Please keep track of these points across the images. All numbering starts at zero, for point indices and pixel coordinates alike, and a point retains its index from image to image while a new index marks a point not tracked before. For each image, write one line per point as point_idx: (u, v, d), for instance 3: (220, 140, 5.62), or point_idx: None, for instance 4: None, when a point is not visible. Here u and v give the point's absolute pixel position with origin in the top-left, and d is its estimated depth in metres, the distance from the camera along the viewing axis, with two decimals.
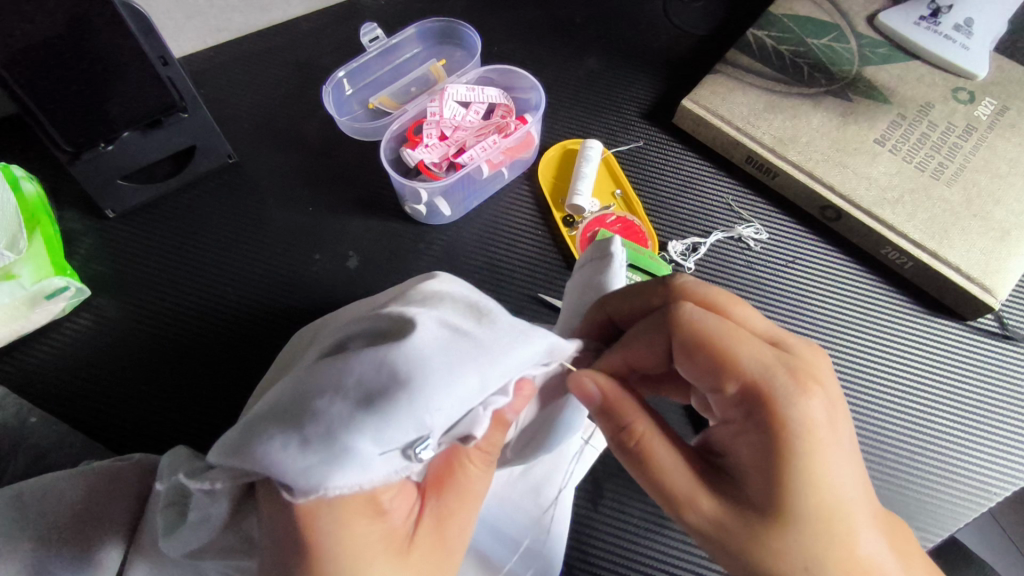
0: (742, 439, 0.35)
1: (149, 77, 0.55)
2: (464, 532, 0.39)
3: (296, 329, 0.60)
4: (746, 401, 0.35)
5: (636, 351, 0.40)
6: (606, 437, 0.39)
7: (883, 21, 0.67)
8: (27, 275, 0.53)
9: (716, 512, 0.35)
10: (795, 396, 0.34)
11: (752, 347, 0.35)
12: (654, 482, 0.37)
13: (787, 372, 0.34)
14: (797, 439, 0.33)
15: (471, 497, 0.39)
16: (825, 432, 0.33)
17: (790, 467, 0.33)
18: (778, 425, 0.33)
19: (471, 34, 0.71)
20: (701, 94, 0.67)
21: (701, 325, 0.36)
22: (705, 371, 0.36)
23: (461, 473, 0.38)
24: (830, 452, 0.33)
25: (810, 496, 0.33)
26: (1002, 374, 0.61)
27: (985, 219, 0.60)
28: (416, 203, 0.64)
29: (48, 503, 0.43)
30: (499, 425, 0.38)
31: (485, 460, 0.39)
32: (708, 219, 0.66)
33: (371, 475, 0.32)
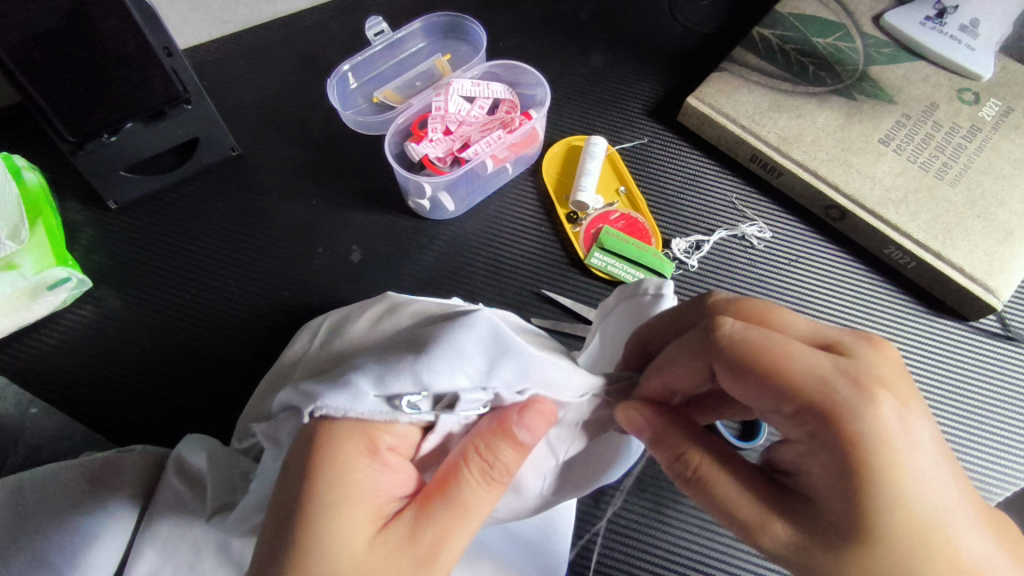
0: (811, 458, 0.34)
1: (153, 68, 0.54)
2: (442, 545, 0.35)
3: (298, 322, 0.60)
4: (809, 420, 0.33)
5: (672, 375, 0.39)
6: (663, 466, 0.40)
7: (889, 22, 0.67)
8: (29, 265, 0.53)
9: (793, 536, 0.35)
10: (863, 407, 0.32)
11: (806, 355, 0.33)
12: (722, 508, 0.37)
13: (848, 381, 0.33)
14: (873, 456, 0.32)
15: (463, 512, 0.36)
16: (900, 440, 0.32)
17: (870, 485, 0.32)
18: (848, 442, 0.32)
19: (477, 29, 0.71)
20: (706, 92, 0.67)
21: (744, 339, 0.35)
22: (759, 393, 0.35)
23: (457, 481, 0.36)
24: (910, 460, 0.32)
25: (894, 513, 0.32)
26: (1004, 374, 0.61)
27: (989, 220, 0.60)
28: (420, 198, 0.64)
29: (49, 494, 0.43)
30: (506, 443, 0.35)
31: (487, 477, 0.36)
32: (712, 218, 0.66)
33: (358, 408, 0.34)
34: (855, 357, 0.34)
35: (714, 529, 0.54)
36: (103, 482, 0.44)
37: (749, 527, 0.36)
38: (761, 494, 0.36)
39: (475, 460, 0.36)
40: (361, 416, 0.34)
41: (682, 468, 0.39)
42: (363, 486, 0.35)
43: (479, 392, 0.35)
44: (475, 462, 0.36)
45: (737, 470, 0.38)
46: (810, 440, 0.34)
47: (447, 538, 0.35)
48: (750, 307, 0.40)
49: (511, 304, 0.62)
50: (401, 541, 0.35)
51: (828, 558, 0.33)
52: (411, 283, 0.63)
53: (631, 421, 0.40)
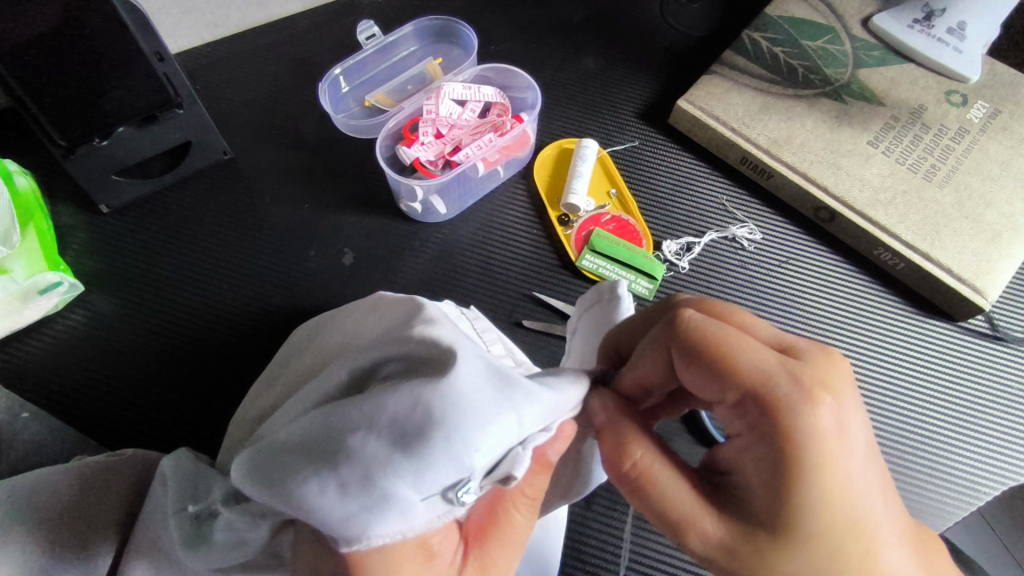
0: (748, 453, 0.35)
1: (146, 73, 0.55)
2: (507, 570, 0.39)
3: (291, 325, 0.60)
4: (751, 411, 0.34)
5: (634, 365, 0.40)
6: (606, 466, 0.38)
7: (878, 25, 0.68)
8: (20, 270, 0.53)
9: (721, 534, 0.34)
10: (802, 404, 0.33)
11: (754, 350, 0.34)
12: (654, 508, 0.36)
13: (791, 379, 0.33)
14: (805, 451, 0.32)
15: (517, 540, 0.39)
16: (835, 442, 0.32)
17: (797, 481, 0.32)
18: (784, 435, 0.32)
19: (468, 33, 0.71)
20: (697, 95, 0.67)
21: (699, 330, 0.35)
22: (707, 384, 0.35)
23: (506, 522, 0.38)
24: (840, 462, 0.32)
25: (821, 514, 0.32)
26: (993, 374, 0.61)
27: (977, 221, 0.60)
28: (412, 201, 0.64)
29: (39, 499, 0.43)
30: (546, 473, 0.39)
31: (531, 506, 0.39)
32: (702, 219, 0.66)
33: (412, 520, 0.31)
34: (804, 358, 0.35)
35: None
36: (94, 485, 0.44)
37: (677, 527, 0.36)
38: (694, 493, 0.36)
39: (521, 501, 0.38)
40: (422, 525, 0.32)
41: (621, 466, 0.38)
42: (432, 571, 0.35)
43: (522, 452, 0.33)
44: (521, 502, 0.38)
45: (676, 468, 0.37)
46: (749, 430, 0.34)
47: (509, 564, 0.39)
48: (715, 305, 0.40)
49: (503, 306, 0.62)
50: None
51: (753, 558, 0.33)
52: (404, 286, 0.63)
53: (585, 408, 0.40)
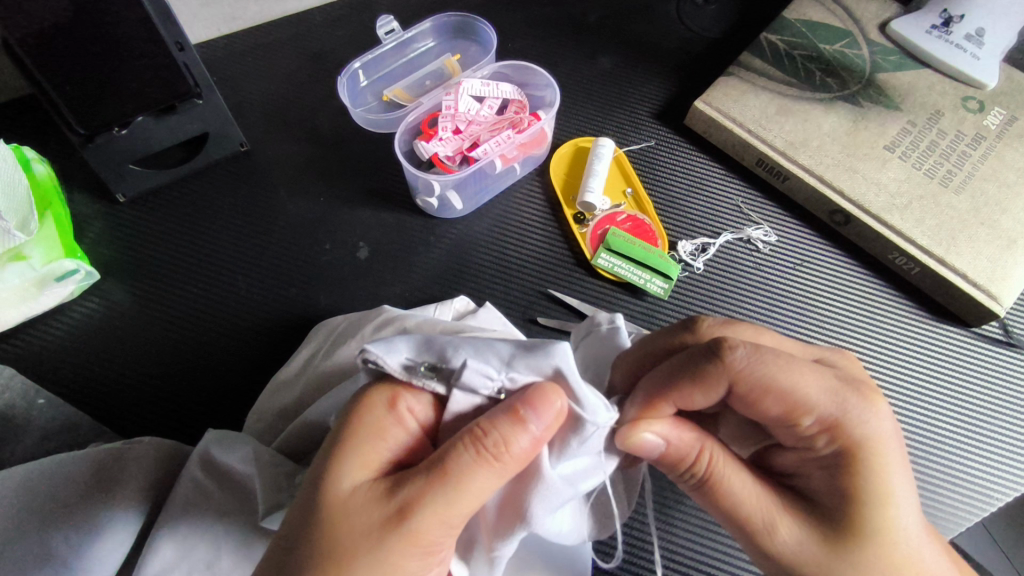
0: (816, 464, 0.39)
1: (166, 62, 0.54)
2: (411, 510, 0.33)
3: (304, 318, 0.60)
4: (819, 433, 0.38)
5: (684, 396, 0.39)
6: (669, 472, 0.41)
7: (896, 30, 0.68)
8: (38, 256, 0.54)
9: (800, 539, 0.37)
10: (866, 416, 0.37)
11: (815, 374, 0.38)
12: (731, 514, 0.39)
13: (852, 394, 0.38)
14: (869, 461, 0.37)
15: (444, 483, 0.33)
16: (893, 446, 0.37)
17: (864, 491, 0.37)
18: (857, 446, 0.37)
19: (487, 30, 0.71)
20: (714, 96, 0.67)
21: (764, 361, 0.38)
22: (770, 408, 0.38)
23: (447, 454, 0.34)
24: (898, 466, 0.37)
25: (887, 514, 0.36)
26: (1006, 380, 0.61)
27: (993, 227, 0.61)
28: (428, 196, 0.64)
29: (57, 486, 0.43)
30: (509, 420, 0.34)
31: (478, 446, 0.34)
32: (718, 220, 0.66)
33: (389, 360, 0.36)
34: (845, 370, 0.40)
35: (720, 530, 0.54)
36: (111, 471, 0.44)
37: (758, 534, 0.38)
38: (766, 498, 0.38)
39: (467, 429, 0.34)
40: (382, 365, 0.36)
41: (687, 475, 0.40)
42: (382, 439, 0.36)
43: (494, 374, 0.36)
44: (469, 430, 0.34)
45: (741, 469, 0.40)
46: (816, 448, 0.38)
47: (419, 506, 0.33)
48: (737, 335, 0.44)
49: (517, 304, 0.62)
50: (377, 499, 0.34)
51: (832, 560, 0.36)
52: (418, 281, 0.63)
53: (638, 444, 0.39)
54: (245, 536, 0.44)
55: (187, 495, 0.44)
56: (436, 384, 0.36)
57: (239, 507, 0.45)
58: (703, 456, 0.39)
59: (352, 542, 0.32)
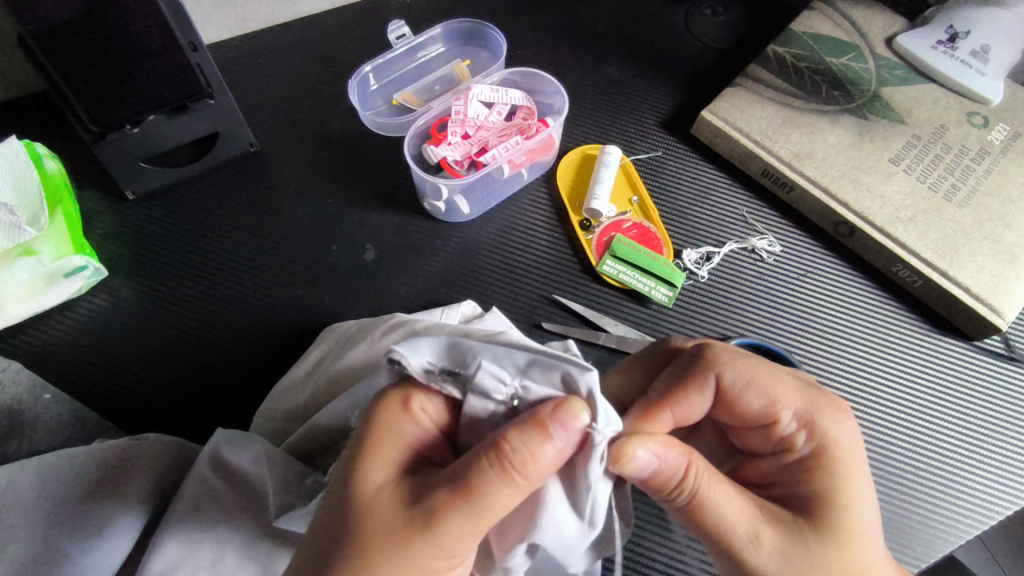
0: (795, 466, 0.40)
1: (179, 62, 0.55)
2: (436, 520, 0.34)
3: (309, 318, 0.61)
4: (795, 431, 0.41)
5: (679, 400, 0.41)
6: (649, 489, 0.39)
7: (901, 44, 0.69)
8: (48, 252, 0.54)
9: (783, 544, 0.37)
10: (835, 415, 0.41)
11: (788, 379, 0.42)
12: (716, 526, 0.37)
13: (820, 395, 0.42)
14: (838, 460, 0.40)
15: (468, 498, 0.33)
16: (856, 445, 0.41)
17: (835, 490, 0.39)
18: (829, 442, 0.40)
19: (497, 36, 0.72)
20: (721, 107, 0.68)
21: (746, 362, 0.42)
22: (754, 409, 0.41)
23: (474, 468, 0.33)
24: (863, 467, 0.40)
25: (858, 512, 0.38)
26: (1007, 395, 0.61)
27: (995, 241, 0.61)
28: (436, 200, 0.64)
29: (60, 482, 0.43)
30: (533, 432, 0.33)
31: (503, 462, 0.33)
32: (722, 230, 0.67)
33: (415, 361, 0.35)
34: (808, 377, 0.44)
35: None
36: (116, 466, 0.44)
37: (743, 542, 0.37)
38: (749, 506, 0.38)
39: (493, 443, 0.33)
40: (404, 365, 0.35)
41: (671, 492, 0.38)
42: (402, 440, 0.37)
43: (507, 387, 0.35)
44: (493, 444, 0.33)
45: (723, 480, 0.38)
46: (793, 449, 0.41)
47: (443, 517, 0.34)
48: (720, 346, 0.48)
49: (522, 309, 0.62)
50: (404, 502, 0.35)
51: (813, 561, 0.37)
52: (424, 284, 0.63)
53: (629, 457, 0.36)
54: (249, 533, 0.44)
55: (195, 493, 0.44)
56: (452, 389, 0.36)
57: (244, 505, 0.45)
58: (688, 468, 0.38)
59: (380, 544, 0.34)
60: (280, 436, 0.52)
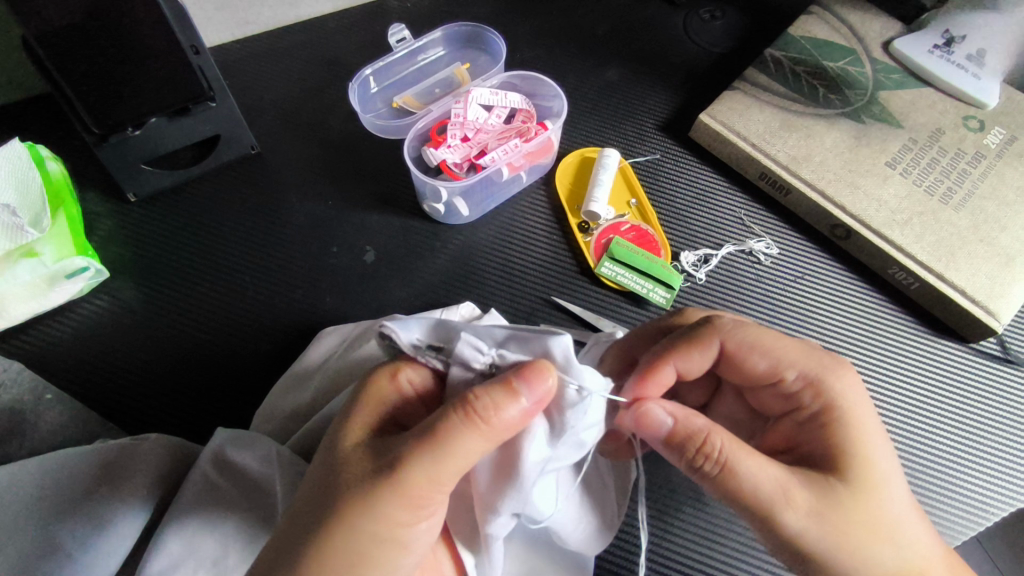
0: (810, 425, 0.41)
1: (181, 65, 0.55)
2: (402, 465, 0.34)
3: (309, 319, 0.61)
4: (804, 390, 0.42)
5: (685, 361, 0.44)
6: (678, 459, 0.40)
7: (898, 49, 0.69)
8: (49, 253, 0.55)
9: (813, 499, 0.37)
10: (840, 371, 0.42)
11: (789, 341, 0.44)
12: (746, 490, 0.38)
13: (823, 355, 0.43)
14: (850, 414, 0.41)
15: (433, 444, 0.34)
16: (865, 398, 0.42)
17: (854, 445, 0.40)
18: (838, 398, 0.41)
19: (496, 39, 0.73)
20: (719, 110, 0.68)
21: (743, 327, 0.44)
22: (761, 369, 0.44)
23: (440, 417, 0.34)
24: (875, 420, 0.41)
25: (878, 461, 0.39)
26: (1005, 396, 0.62)
27: (991, 244, 0.61)
28: (435, 202, 0.65)
29: (61, 481, 0.43)
30: (499, 388, 0.34)
31: (468, 411, 0.34)
32: (720, 232, 0.67)
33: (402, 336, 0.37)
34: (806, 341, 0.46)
35: (718, 536, 0.54)
36: (117, 466, 0.45)
37: (772, 501, 0.37)
38: (775, 466, 0.38)
39: (460, 397, 0.35)
40: (392, 340, 0.37)
41: (697, 459, 0.39)
42: (381, 401, 0.39)
43: (486, 357, 0.37)
44: (461, 397, 0.35)
45: (746, 444, 0.39)
46: (804, 408, 0.42)
47: (408, 464, 0.34)
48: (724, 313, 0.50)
49: (521, 310, 0.63)
50: (373, 453, 0.36)
51: (844, 511, 0.37)
52: (423, 286, 0.64)
53: (645, 415, 0.40)
54: (249, 531, 0.44)
55: (195, 491, 0.45)
56: (436, 362, 0.38)
57: (244, 503, 0.45)
58: (711, 438, 0.39)
59: (348, 489, 0.35)
60: (280, 436, 0.52)
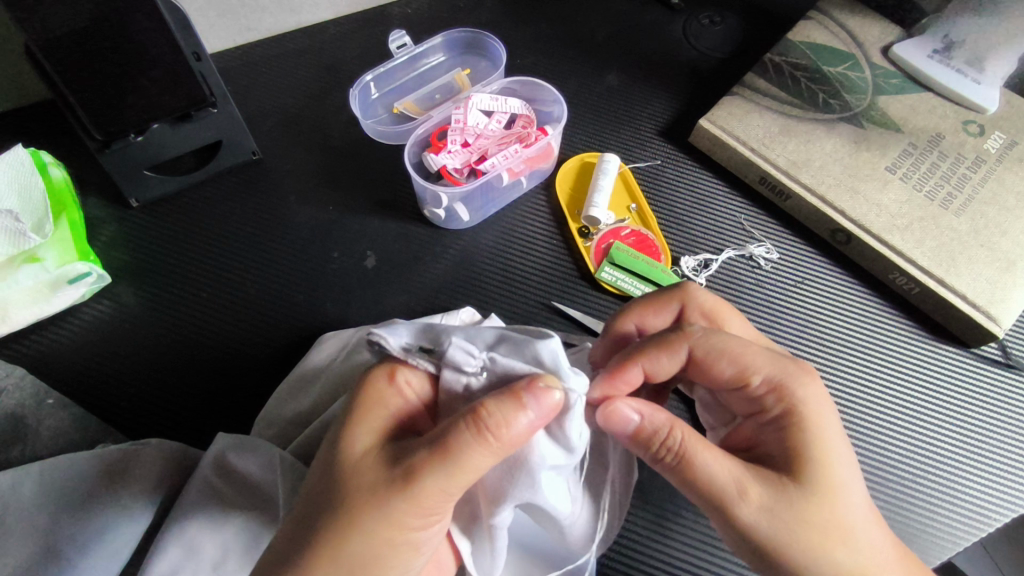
0: (771, 429, 0.42)
1: (184, 72, 0.56)
2: (414, 475, 0.35)
3: (310, 324, 0.61)
4: (768, 395, 0.43)
5: (654, 363, 0.45)
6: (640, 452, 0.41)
7: (898, 54, 0.69)
8: (51, 258, 0.55)
9: (767, 498, 0.38)
10: (804, 378, 0.43)
11: (757, 347, 0.44)
12: (699, 482, 0.39)
13: (790, 362, 0.43)
14: (812, 419, 0.41)
15: (444, 457, 0.34)
16: (827, 405, 0.42)
17: (813, 446, 0.40)
18: (799, 404, 0.42)
19: (496, 45, 0.73)
20: (718, 115, 0.69)
21: (712, 336, 0.44)
22: (726, 375, 0.44)
23: (449, 429, 0.35)
24: (836, 427, 0.41)
25: (837, 468, 0.40)
26: (1005, 400, 0.62)
27: (992, 249, 0.61)
28: (435, 207, 0.65)
29: (61, 486, 0.43)
30: (508, 400, 0.34)
31: (478, 425, 0.34)
32: (720, 237, 0.67)
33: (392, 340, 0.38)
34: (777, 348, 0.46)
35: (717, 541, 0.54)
36: (118, 471, 0.45)
37: (726, 496, 0.38)
38: (733, 463, 0.39)
39: (469, 408, 0.35)
40: (383, 345, 0.38)
41: (658, 451, 0.40)
42: (385, 407, 0.38)
43: (477, 360, 0.38)
44: (470, 409, 0.35)
45: (707, 440, 0.40)
46: (767, 411, 0.43)
47: (422, 475, 0.35)
48: (701, 301, 0.50)
49: (522, 315, 0.63)
50: (385, 459, 0.36)
51: (796, 513, 0.38)
52: (424, 291, 0.64)
53: (613, 412, 0.41)
54: (248, 537, 0.45)
55: (196, 497, 0.45)
56: (428, 364, 0.38)
57: (245, 508, 0.45)
58: (675, 431, 0.40)
59: (358, 496, 0.35)
60: (281, 441, 0.52)
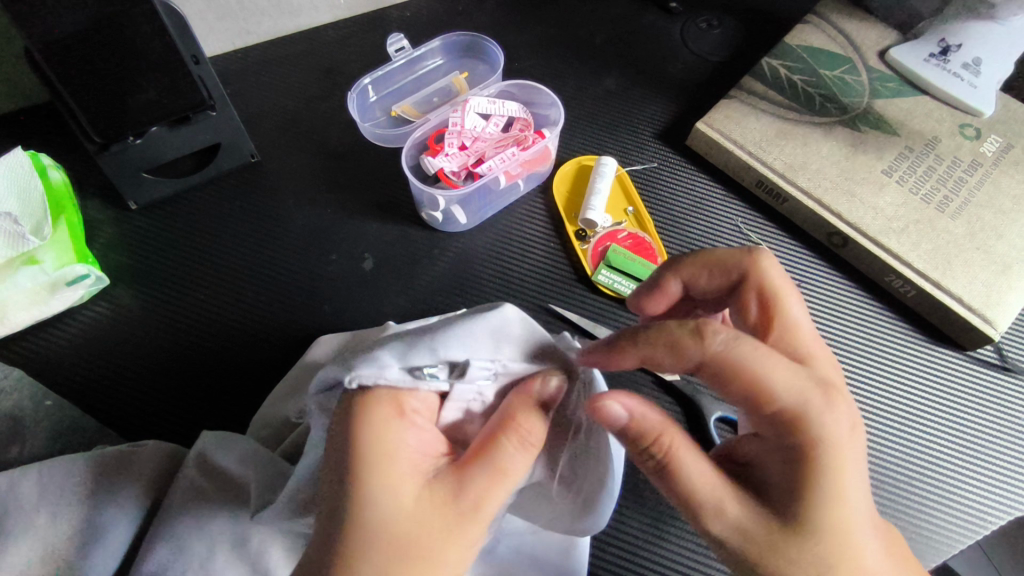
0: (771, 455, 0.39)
1: (182, 76, 0.56)
2: (482, 503, 0.38)
3: (307, 326, 0.61)
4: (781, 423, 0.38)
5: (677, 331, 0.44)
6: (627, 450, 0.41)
7: (894, 57, 0.69)
8: (50, 261, 0.56)
9: (739, 523, 0.38)
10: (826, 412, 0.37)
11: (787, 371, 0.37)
12: (675, 490, 0.39)
13: (818, 390, 0.38)
14: (820, 456, 0.37)
15: (502, 477, 0.38)
16: (848, 444, 0.37)
17: (811, 485, 0.37)
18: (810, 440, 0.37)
19: (494, 48, 0.73)
20: (715, 118, 0.69)
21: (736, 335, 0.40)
22: None
23: (498, 449, 0.38)
24: (851, 468, 0.37)
25: (830, 509, 0.37)
26: (1002, 403, 0.62)
27: (988, 252, 0.62)
28: (433, 210, 0.65)
29: (57, 487, 0.43)
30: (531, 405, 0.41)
31: (524, 442, 0.39)
32: (717, 240, 0.68)
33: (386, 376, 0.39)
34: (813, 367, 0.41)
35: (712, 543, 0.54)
36: (114, 472, 0.45)
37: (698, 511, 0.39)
38: (716, 480, 0.39)
39: (506, 428, 0.39)
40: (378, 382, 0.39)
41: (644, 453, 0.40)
42: (394, 442, 0.38)
43: (485, 365, 0.42)
44: (507, 427, 0.39)
45: (697, 450, 0.39)
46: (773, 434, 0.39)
47: (489, 501, 0.38)
48: (767, 278, 0.44)
49: None
50: (437, 492, 0.38)
51: (766, 544, 0.37)
52: (421, 293, 0.64)
53: (602, 410, 0.40)
54: (243, 538, 0.45)
55: (192, 498, 0.45)
56: (445, 379, 0.41)
57: (240, 509, 0.45)
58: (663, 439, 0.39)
59: (422, 530, 0.36)
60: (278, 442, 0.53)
